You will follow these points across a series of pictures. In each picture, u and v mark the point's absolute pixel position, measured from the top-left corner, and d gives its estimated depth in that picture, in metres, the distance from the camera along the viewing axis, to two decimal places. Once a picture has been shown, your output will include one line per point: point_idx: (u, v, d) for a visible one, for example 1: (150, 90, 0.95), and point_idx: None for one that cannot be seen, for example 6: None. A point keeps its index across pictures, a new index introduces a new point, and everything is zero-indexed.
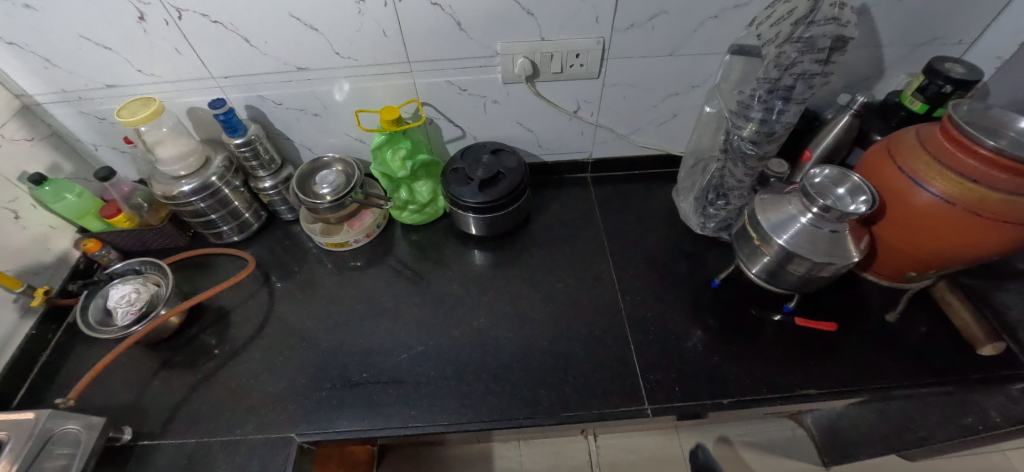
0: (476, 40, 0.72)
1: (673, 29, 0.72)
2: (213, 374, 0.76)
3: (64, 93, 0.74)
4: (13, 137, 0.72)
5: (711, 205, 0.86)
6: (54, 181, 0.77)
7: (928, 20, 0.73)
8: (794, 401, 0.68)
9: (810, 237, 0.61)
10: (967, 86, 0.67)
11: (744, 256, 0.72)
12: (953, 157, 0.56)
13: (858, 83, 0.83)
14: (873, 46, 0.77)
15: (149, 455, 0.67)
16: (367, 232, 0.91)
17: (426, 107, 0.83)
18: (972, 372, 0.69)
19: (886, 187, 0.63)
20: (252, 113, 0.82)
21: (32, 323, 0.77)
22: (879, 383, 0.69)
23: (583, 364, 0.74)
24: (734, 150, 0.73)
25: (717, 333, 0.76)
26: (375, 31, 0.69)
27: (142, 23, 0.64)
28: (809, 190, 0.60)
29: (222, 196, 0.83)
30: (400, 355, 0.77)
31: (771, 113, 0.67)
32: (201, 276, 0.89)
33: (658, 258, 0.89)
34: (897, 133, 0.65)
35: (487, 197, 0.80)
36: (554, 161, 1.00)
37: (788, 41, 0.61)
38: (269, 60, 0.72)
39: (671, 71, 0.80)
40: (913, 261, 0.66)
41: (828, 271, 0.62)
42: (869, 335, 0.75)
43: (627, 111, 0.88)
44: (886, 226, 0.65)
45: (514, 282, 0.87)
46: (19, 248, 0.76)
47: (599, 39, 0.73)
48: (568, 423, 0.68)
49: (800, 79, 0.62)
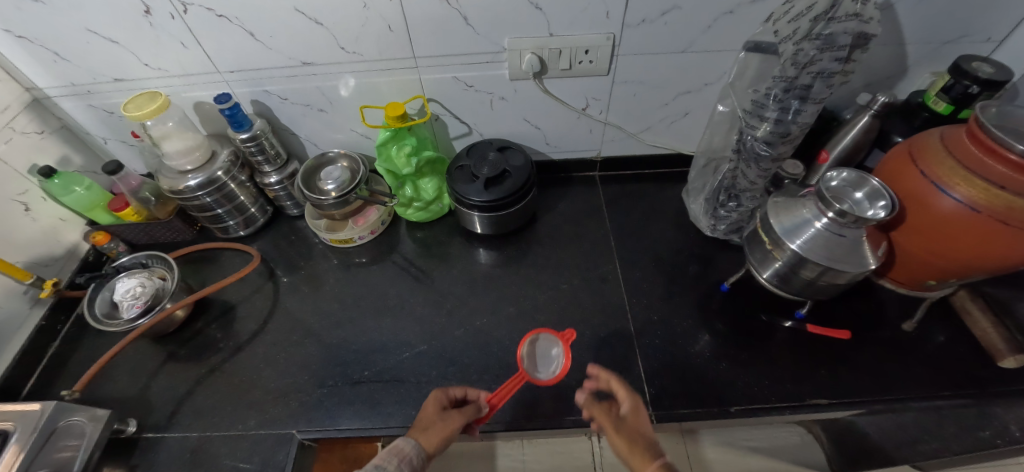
0: (482, 35, 0.70)
1: (686, 25, 0.70)
2: (217, 367, 0.76)
3: (73, 86, 0.74)
4: (24, 130, 0.73)
5: (722, 207, 0.84)
6: (63, 173, 0.78)
7: (954, 18, 0.70)
8: (803, 411, 0.66)
9: (825, 243, 0.59)
10: (996, 86, 0.64)
11: (755, 261, 0.70)
12: (979, 162, 0.53)
13: (878, 82, 0.80)
14: (895, 44, 0.74)
15: (155, 447, 0.68)
16: (372, 229, 0.90)
17: (432, 103, 0.82)
18: (991, 385, 0.66)
19: (908, 193, 0.60)
20: (259, 109, 0.82)
21: (42, 314, 0.79)
22: (891, 394, 0.67)
23: (587, 367, 0.73)
24: (747, 150, 0.71)
25: (725, 339, 0.75)
26: (380, 26, 0.67)
27: (148, 16, 0.64)
28: (825, 194, 0.58)
29: (227, 191, 0.84)
30: (403, 353, 0.76)
31: (787, 113, 0.65)
32: (207, 269, 0.90)
33: (666, 259, 0.87)
34: (920, 136, 0.62)
35: (492, 195, 0.79)
36: (561, 160, 0.99)
37: (806, 38, 0.58)
38: (275, 54, 0.71)
39: (683, 69, 0.78)
40: (934, 270, 0.64)
41: (842, 278, 0.60)
42: (883, 343, 0.73)
43: (637, 110, 0.86)
44: (905, 233, 0.63)
45: (518, 282, 0.86)
46: (31, 241, 0.78)
47: (609, 35, 0.71)
48: (570, 427, 0.67)
49: (818, 78, 0.60)
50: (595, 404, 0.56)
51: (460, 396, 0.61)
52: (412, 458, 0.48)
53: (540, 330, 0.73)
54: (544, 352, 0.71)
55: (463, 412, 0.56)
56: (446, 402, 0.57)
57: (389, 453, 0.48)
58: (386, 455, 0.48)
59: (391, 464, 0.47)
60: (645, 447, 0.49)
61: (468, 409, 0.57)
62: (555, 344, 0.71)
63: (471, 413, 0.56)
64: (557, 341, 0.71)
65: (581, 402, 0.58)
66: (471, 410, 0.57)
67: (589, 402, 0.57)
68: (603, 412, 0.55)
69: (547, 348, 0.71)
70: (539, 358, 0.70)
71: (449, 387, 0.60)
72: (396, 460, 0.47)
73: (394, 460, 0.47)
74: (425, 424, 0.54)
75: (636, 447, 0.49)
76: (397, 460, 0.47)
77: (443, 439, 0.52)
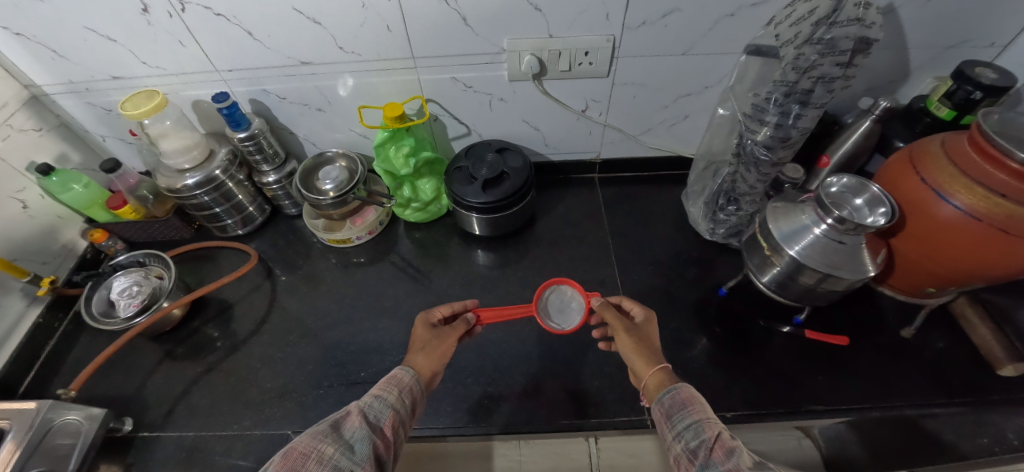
0: (482, 36, 0.70)
1: (685, 28, 0.69)
2: (215, 366, 0.76)
3: (71, 84, 0.74)
4: (21, 127, 0.73)
5: (721, 210, 0.83)
6: (61, 171, 0.78)
7: (958, 23, 0.69)
8: (801, 418, 0.66)
9: (824, 249, 0.58)
10: (999, 93, 0.64)
11: (753, 266, 0.69)
12: (981, 170, 0.52)
13: (880, 86, 0.80)
14: (898, 48, 0.73)
15: (151, 446, 0.68)
16: (369, 229, 0.90)
17: (431, 104, 0.82)
18: (989, 393, 0.66)
19: (907, 200, 0.60)
20: (257, 107, 0.81)
21: (39, 311, 0.79)
22: (889, 402, 0.67)
23: (584, 371, 0.73)
24: (747, 154, 0.71)
25: (722, 343, 0.74)
26: (378, 26, 0.67)
27: (145, 15, 0.64)
28: (824, 200, 0.57)
29: (225, 189, 0.83)
30: (400, 353, 0.76)
31: (787, 118, 0.64)
32: (204, 269, 0.90)
33: (665, 262, 0.87)
34: (921, 142, 0.62)
35: (491, 197, 0.79)
36: (561, 161, 0.99)
37: (807, 42, 0.58)
38: (272, 53, 0.71)
39: (683, 72, 0.77)
40: (934, 277, 0.64)
41: (840, 285, 0.60)
42: (882, 349, 0.72)
43: (636, 112, 0.86)
44: (905, 240, 0.62)
45: (516, 283, 0.85)
46: (29, 238, 0.78)
47: (609, 36, 0.71)
48: (566, 430, 0.67)
49: (819, 83, 0.59)
50: (610, 310, 0.56)
51: (449, 313, 0.63)
52: (411, 385, 0.48)
53: (568, 282, 0.71)
54: (565, 303, 0.69)
55: (456, 326, 0.58)
56: (433, 322, 0.59)
57: (388, 384, 0.47)
58: (384, 385, 0.47)
59: (391, 395, 0.46)
60: (649, 352, 0.51)
61: (458, 321, 0.59)
62: (577, 296, 0.69)
63: (464, 325, 0.59)
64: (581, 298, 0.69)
65: (595, 305, 0.58)
66: (464, 322, 0.59)
67: (605, 307, 0.56)
68: (618, 317, 0.55)
69: (568, 297, 0.70)
70: (557, 305, 0.69)
71: (430, 309, 0.61)
72: (395, 390, 0.46)
73: (393, 390, 0.46)
74: (423, 345, 0.54)
75: (642, 351, 0.51)
76: (396, 389, 0.47)
77: (441, 355, 0.54)
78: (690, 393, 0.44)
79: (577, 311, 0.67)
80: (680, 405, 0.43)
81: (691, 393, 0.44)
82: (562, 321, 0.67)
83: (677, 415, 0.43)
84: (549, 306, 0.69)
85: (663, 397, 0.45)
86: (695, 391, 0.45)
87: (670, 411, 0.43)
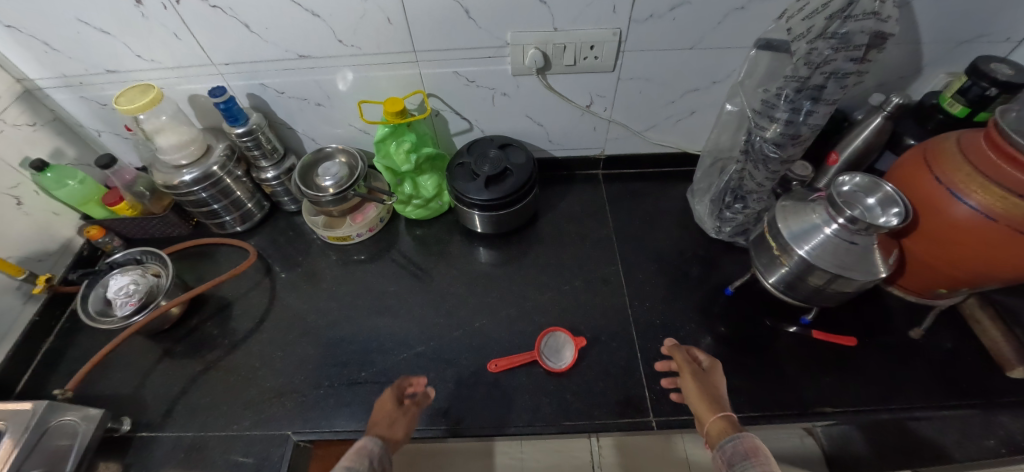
0: (485, 29, 0.68)
1: (695, 21, 0.67)
2: (214, 364, 0.75)
3: (65, 77, 0.72)
4: (15, 123, 0.72)
5: (728, 208, 0.82)
6: (55, 167, 0.76)
7: (974, 17, 0.67)
8: (808, 419, 0.65)
9: (834, 249, 0.57)
10: (1014, 89, 0.62)
11: (761, 266, 0.68)
12: (998, 169, 0.51)
13: (892, 82, 0.78)
14: (911, 43, 0.71)
15: (148, 446, 0.67)
16: (370, 226, 0.89)
17: (432, 99, 0.80)
18: (999, 395, 0.65)
19: (921, 199, 0.58)
20: (255, 102, 0.80)
21: (35, 308, 0.78)
22: (896, 404, 0.66)
23: (588, 371, 0.72)
24: (756, 152, 0.70)
25: (728, 343, 0.73)
26: (379, 19, 0.65)
27: (139, 6, 0.62)
28: (836, 200, 0.56)
29: (223, 186, 0.82)
30: (401, 353, 0.75)
31: (798, 114, 0.62)
32: (202, 266, 0.89)
33: (669, 261, 0.86)
34: (935, 140, 0.60)
35: (492, 194, 0.77)
36: (564, 157, 0.97)
37: (821, 37, 0.56)
38: (270, 47, 0.69)
39: (691, 66, 0.75)
40: (947, 278, 0.62)
41: (849, 285, 0.59)
42: (890, 350, 0.71)
43: (641, 107, 0.84)
44: (919, 240, 0.61)
45: (518, 282, 0.84)
46: (23, 235, 0.77)
47: (615, 30, 0.69)
48: (569, 432, 0.66)
49: (831, 78, 0.58)
50: (680, 350, 0.59)
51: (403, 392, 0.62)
52: (380, 453, 0.48)
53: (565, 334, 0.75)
54: (557, 342, 0.75)
55: (417, 402, 0.59)
56: (399, 398, 0.59)
57: (356, 455, 0.47)
58: (354, 457, 0.46)
59: (362, 465, 0.45)
60: (712, 400, 0.52)
61: (417, 396, 0.60)
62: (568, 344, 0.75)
63: (427, 396, 0.61)
64: (571, 344, 0.74)
65: (666, 344, 0.62)
66: (424, 395, 0.61)
67: (674, 347, 0.60)
68: (686, 360, 0.58)
69: (562, 345, 0.75)
70: (553, 348, 0.75)
71: (395, 383, 0.61)
72: (366, 459, 0.46)
73: (364, 461, 0.46)
74: (388, 421, 0.55)
75: (706, 397, 0.52)
76: (366, 460, 0.46)
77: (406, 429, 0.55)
78: (753, 444, 0.43)
79: (573, 351, 0.73)
80: (742, 455, 0.42)
81: (754, 443, 0.43)
82: (554, 357, 0.73)
83: (738, 464, 0.42)
84: (538, 347, 0.74)
85: (725, 444, 0.44)
86: (758, 441, 0.44)
87: (732, 459, 0.42)
